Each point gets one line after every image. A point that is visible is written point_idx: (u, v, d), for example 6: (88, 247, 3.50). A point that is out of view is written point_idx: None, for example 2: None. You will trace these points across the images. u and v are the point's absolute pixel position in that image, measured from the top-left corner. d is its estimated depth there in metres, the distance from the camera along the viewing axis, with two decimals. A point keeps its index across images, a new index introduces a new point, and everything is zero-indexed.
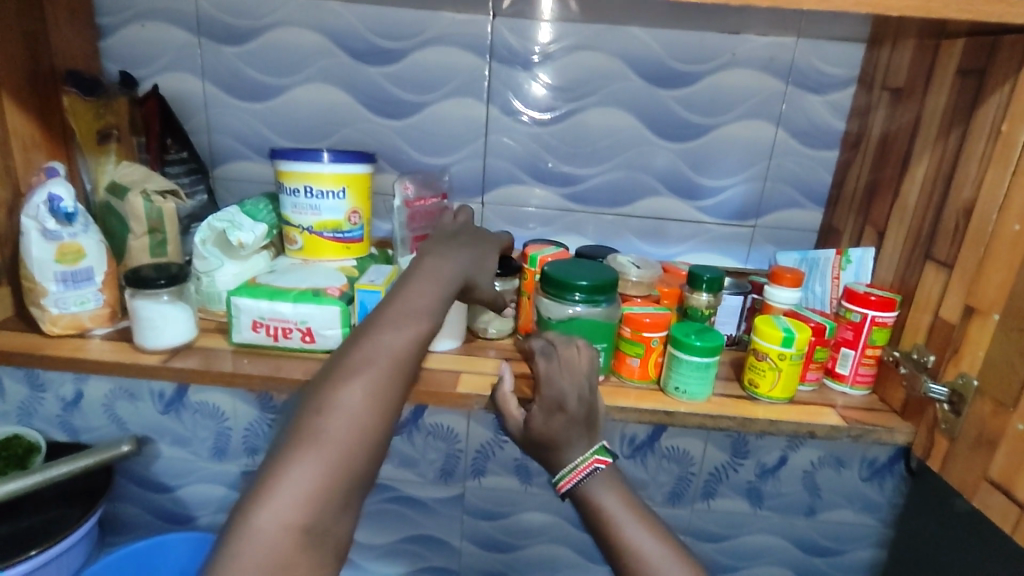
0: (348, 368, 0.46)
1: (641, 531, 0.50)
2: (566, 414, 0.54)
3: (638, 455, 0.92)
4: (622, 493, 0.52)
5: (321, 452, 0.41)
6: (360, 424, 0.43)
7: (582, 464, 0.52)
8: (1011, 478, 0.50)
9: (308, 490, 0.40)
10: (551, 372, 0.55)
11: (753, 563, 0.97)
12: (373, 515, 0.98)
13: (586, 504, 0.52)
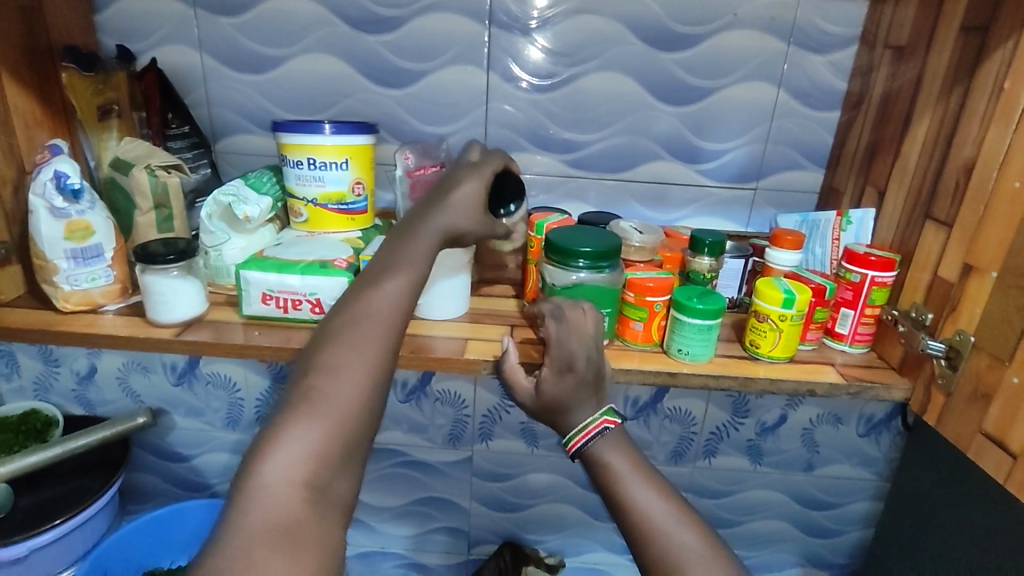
0: (337, 332, 0.46)
1: (646, 488, 0.51)
2: (576, 374, 0.55)
3: (641, 416, 0.94)
4: (629, 451, 0.53)
5: (316, 412, 0.42)
6: (352, 387, 0.44)
7: (592, 424, 0.54)
8: (1005, 430, 0.52)
9: (307, 449, 0.41)
10: (559, 334, 0.56)
11: (753, 517, 1.00)
12: (384, 479, 1.01)
13: (594, 465, 0.53)
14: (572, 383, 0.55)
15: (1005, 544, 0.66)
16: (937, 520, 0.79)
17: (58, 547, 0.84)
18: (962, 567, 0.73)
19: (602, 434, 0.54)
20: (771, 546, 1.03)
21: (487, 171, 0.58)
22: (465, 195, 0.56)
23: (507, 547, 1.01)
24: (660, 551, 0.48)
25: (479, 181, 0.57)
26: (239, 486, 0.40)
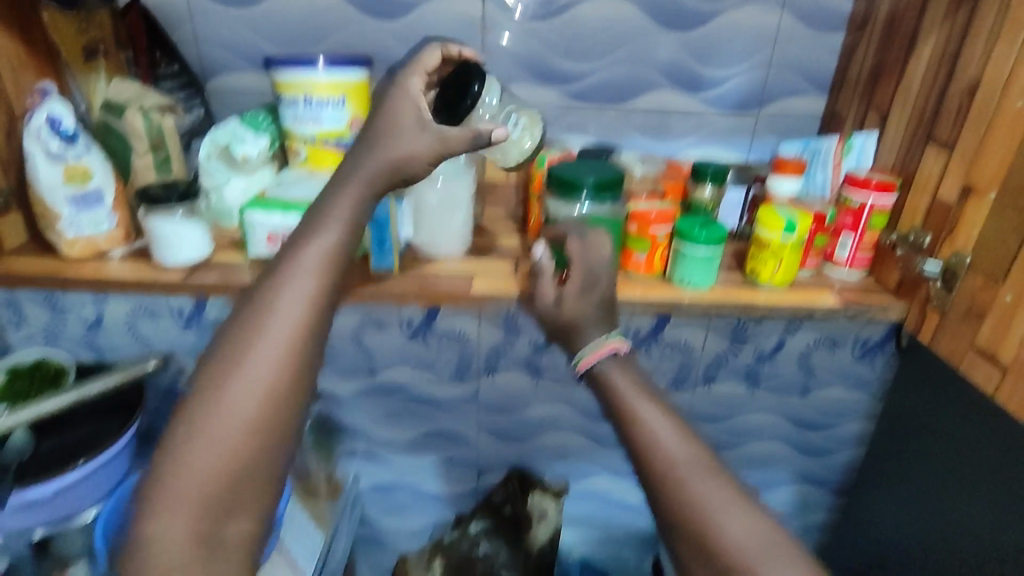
0: (267, 298, 0.44)
1: (650, 407, 0.51)
2: (592, 296, 0.58)
3: (642, 346, 0.96)
4: (633, 374, 0.53)
5: (240, 388, 0.42)
6: (277, 359, 0.43)
7: (602, 346, 0.55)
8: (996, 345, 0.54)
9: (233, 426, 0.41)
10: (582, 255, 0.58)
11: (750, 438, 1.05)
12: (394, 413, 1.05)
13: (607, 393, 0.53)
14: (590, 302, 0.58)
15: (994, 452, 0.70)
16: (925, 433, 0.83)
17: (83, 488, 0.87)
18: (951, 475, 0.77)
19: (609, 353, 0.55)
20: (768, 466, 1.07)
21: (416, 89, 0.55)
22: (406, 108, 0.54)
23: (514, 474, 1.07)
24: (655, 467, 0.48)
25: (409, 95, 0.54)
26: (161, 465, 0.41)
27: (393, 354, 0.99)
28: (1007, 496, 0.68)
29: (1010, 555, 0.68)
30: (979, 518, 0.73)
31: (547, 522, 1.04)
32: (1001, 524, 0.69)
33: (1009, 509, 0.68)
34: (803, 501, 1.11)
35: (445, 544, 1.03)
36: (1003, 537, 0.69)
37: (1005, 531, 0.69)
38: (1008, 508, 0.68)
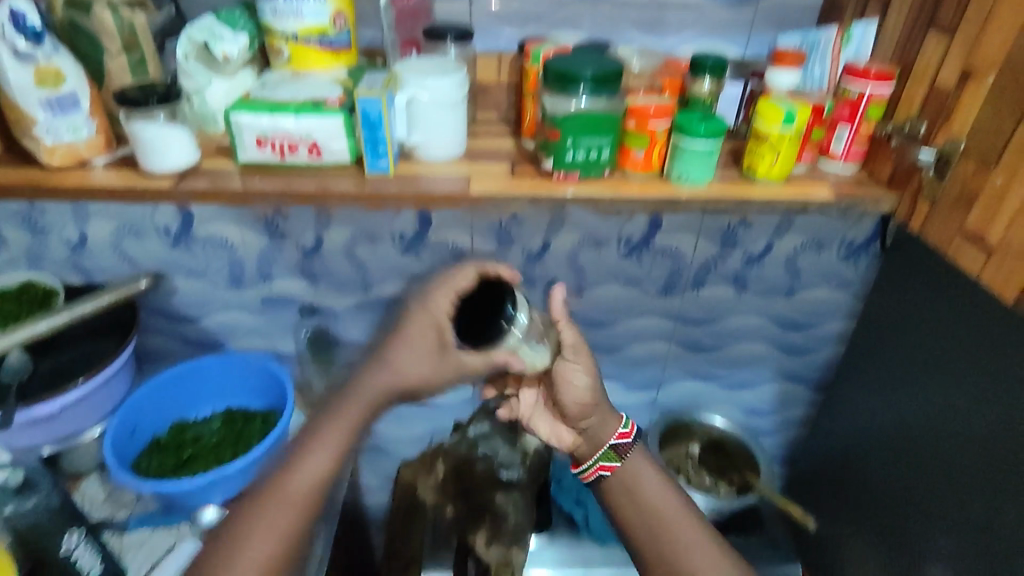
0: (331, 414, 0.73)
1: (655, 480, 0.79)
2: (593, 400, 0.81)
3: (634, 254, 0.98)
4: (650, 479, 0.79)
5: (281, 503, 0.67)
6: (315, 473, 0.69)
7: (592, 468, 0.79)
8: (982, 226, 0.56)
9: (270, 539, 0.66)
10: (571, 368, 0.80)
11: (736, 341, 1.08)
12: (390, 328, 1.06)
13: (632, 475, 0.79)
14: (576, 358, 0.80)
15: (983, 336, 0.73)
16: (909, 328, 0.87)
17: (86, 404, 0.88)
18: (935, 362, 0.81)
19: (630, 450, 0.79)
20: (751, 367, 1.12)
21: (456, 284, 0.78)
22: (421, 327, 0.79)
23: None
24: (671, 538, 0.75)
25: (434, 315, 0.77)
26: (215, 555, 0.65)
27: (387, 267, 0.99)
28: (987, 377, 0.73)
29: (976, 440, 0.74)
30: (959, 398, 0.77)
31: None
32: (984, 402, 0.73)
33: (989, 388, 0.72)
34: (783, 398, 1.16)
35: (444, 449, 1.06)
36: (979, 416, 0.74)
37: (985, 410, 0.73)
38: (991, 388, 0.72)
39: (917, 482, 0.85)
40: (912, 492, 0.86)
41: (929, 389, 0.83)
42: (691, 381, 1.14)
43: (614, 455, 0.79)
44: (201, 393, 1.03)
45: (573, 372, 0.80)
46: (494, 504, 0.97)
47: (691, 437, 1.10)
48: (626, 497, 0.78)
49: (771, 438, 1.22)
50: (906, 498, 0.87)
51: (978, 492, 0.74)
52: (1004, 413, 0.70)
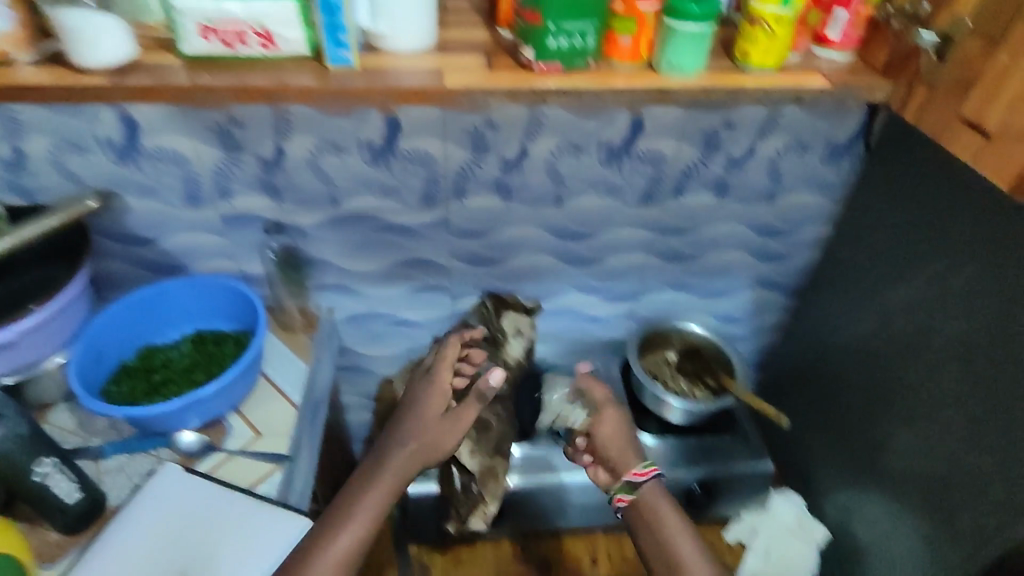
0: (362, 490, 0.79)
1: (669, 510, 0.78)
2: (629, 449, 0.85)
3: (614, 160, 0.94)
4: (669, 506, 0.79)
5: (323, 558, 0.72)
6: (348, 538, 0.73)
7: (649, 468, 0.81)
8: (982, 111, 0.63)
9: None
10: (610, 415, 0.88)
11: (715, 249, 1.08)
12: (362, 245, 1.02)
13: (647, 504, 0.79)
14: (613, 409, 0.89)
15: (983, 224, 0.73)
16: (899, 228, 0.86)
17: (46, 332, 0.84)
18: (925, 256, 0.82)
19: (642, 487, 0.80)
20: (729, 275, 1.12)
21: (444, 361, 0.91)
22: (432, 403, 0.87)
23: (489, 299, 1.07)
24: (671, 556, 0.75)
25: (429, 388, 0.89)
26: None
27: (355, 180, 0.94)
28: (982, 267, 0.74)
29: (962, 333, 0.77)
30: (951, 289, 0.78)
31: (523, 338, 1.07)
32: (980, 291, 0.74)
33: (989, 277, 0.73)
34: (759, 305, 1.18)
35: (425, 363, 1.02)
36: (970, 303, 0.76)
37: (978, 298, 0.75)
38: (990, 278, 0.73)
39: (897, 374, 0.87)
40: (891, 387, 0.88)
41: (919, 286, 0.83)
42: (669, 291, 1.14)
43: (629, 489, 0.80)
44: (168, 315, 0.98)
45: (607, 420, 0.87)
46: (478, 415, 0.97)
47: (667, 345, 1.12)
48: (646, 531, 0.77)
49: (746, 345, 1.25)
50: (885, 391, 0.90)
51: (970, 385, 0.75)
52: (999, 295, 0.72)
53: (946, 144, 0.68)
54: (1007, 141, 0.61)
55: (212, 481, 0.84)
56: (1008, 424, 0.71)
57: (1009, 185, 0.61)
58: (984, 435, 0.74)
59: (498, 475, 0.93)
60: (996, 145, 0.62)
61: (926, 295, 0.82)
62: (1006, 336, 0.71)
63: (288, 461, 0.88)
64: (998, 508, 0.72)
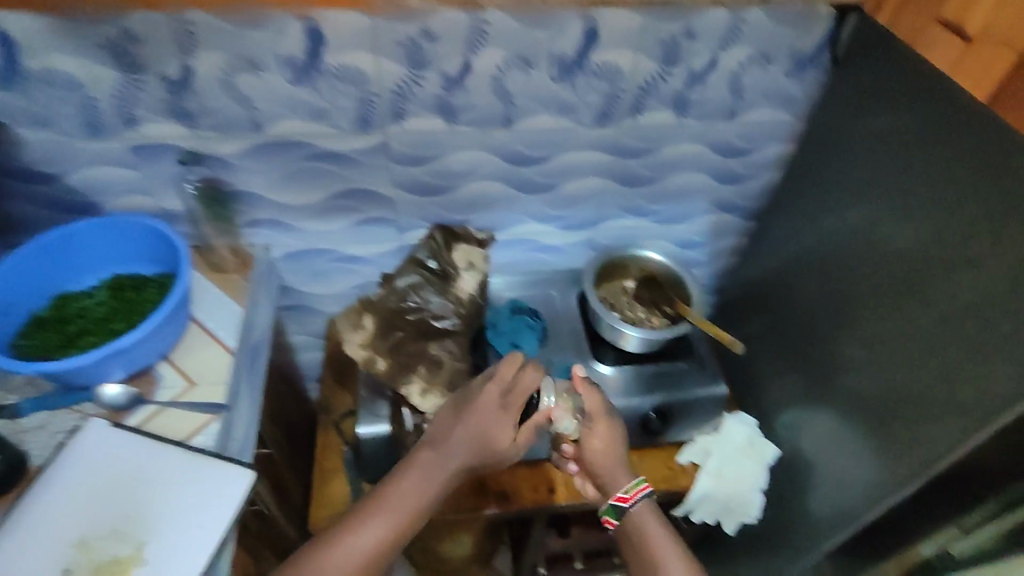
0: (405, 484, 0.77)
1: (654, 523, 0.84)
2: (619, 468, 0.87)
3: (567, 76, 0.86)
4: (656, 520, 0.84)
5: (346, 548, 0.72)
6: (375, 535, 0.73)
7: (637, 488, 0.85)
8: (964, 20, 0.66)
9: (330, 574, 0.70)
10: (607, 431, 0.88)
11: (674, 172, 1.02)
12: (294, 176, 0.93)
13: (636, 523, 0.84)
14: (608, 424, 0.88)
15: (953, 130, 0.69)
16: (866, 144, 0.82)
17: None
18: (900, 166, 0.77)
19: (627, 511, 0.85)
20: (688, 199, 1.08)
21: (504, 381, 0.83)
22: (484, 413, 0.81)
23: (437, 230, 1.02)
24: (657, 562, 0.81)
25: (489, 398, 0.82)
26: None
27: (278, 102, 0.84)
28: (950, 175, 0.70)
29: (924, 244, 0.74)
30: (924, 198, 0.74)
31: (477, 270, 1.01)
32: (958, 201, 0.70)
33: (961, 182, 0.69)
34: (717, 229, 1.15)
35: (373, 300, 0.96)
36: (934, 214, 0.72)
37: (943, 209, 0.71)
38: (958, 185, 0.69)
39: (858, 289, 0.85)
40: (850, 304, 0.87)
41: (885, 199, 0.80)
42: (627, 217, 1.09)
43: (614, 513, 0.86)
44: (81, 261, 0.89)
45: (599, 435, 0.87)
46: (427, 352, 0.94)
47: (626, 275, 1.09)
48: (633, 548, 0.83)
49: (703, 269, 1.23)
50: (844, 307, 0.88)
51: (926, 296, 0.74)
52: (966, 204, 0.69)
53: (918, 49, 0.72)
54: (985, 51, 0.64)
55: (144, 437, 0.78)
56: (961, 336, 0.69)
57: (987, 97, 0.64)
58: (939, 344, 0.72)
59: None
60: (974, 55, 0.65)
61: (899, 204, 0.77)
62: (969, 242, 0.68)
63: (227, 411, 0.83)
64: (944, 422, 0.71)
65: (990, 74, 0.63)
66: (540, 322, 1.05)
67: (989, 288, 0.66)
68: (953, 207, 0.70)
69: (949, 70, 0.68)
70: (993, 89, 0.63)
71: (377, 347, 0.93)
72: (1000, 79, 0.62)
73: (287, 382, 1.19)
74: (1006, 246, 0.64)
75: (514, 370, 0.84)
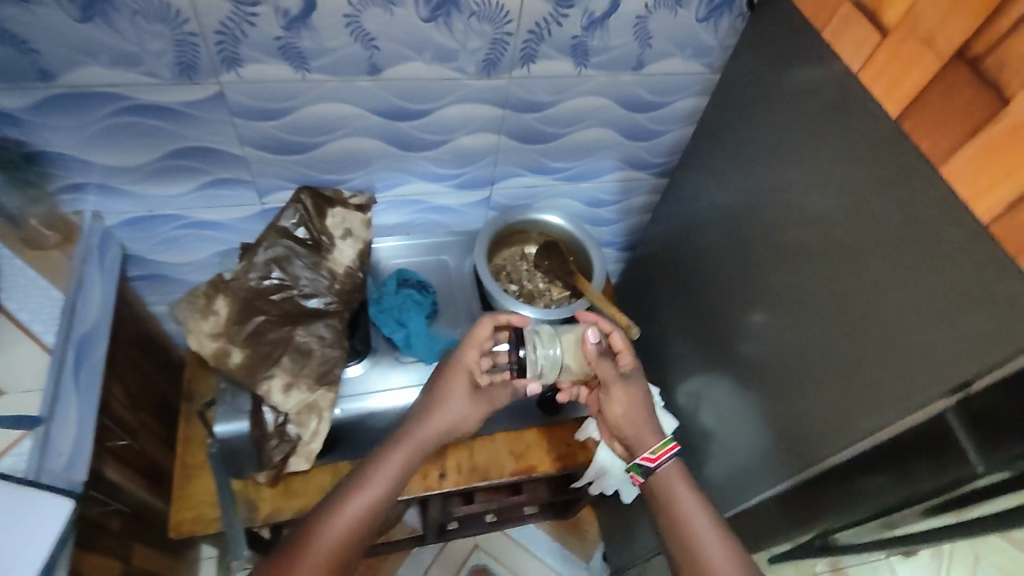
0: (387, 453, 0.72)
1: (683, 485, 0.74)
2: (646, 428, 0.79)
3: (439, 18, 0.71)
4: (683, 481, 0.75)
5: (342, 515, 0.67)
6: (365, 501, 0.68)
7: (663, 450, 0.75)
8: (884, 8, 0.61)
9: (326, 550, 0.64)
10: (624, 395, 0.80)
11: (575, 128, 0.91)
12: (113, 133, 0.76)
13: (662, 486, 0.75)
14: (624, 386, 0.80)
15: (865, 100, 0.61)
16: (778, 110, 0.73)
17: None
18: (809, 136, 0.68)
19: (653, 474, 0.75)
20: (594, 156, 0.97)
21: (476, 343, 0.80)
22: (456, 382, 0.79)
23: (305, 193, 0.87)
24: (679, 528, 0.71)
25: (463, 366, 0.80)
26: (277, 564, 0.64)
27: (65, 45, 0.65)
28: (855, 150, 0.62)
29: (819, 217, 0.67)
30: (839, 175, 0.64)
31: (356, 240, 0.89)
32: (852, 175, 0.62)
33: (859, 155, 0.62)
34: (625, 186, 1.05)
35: (226, 279, 0.82)
36: (829, 187, 0.65)
37: (838, 186, 0.64)
38: (858, 156, 0.62)
39: (762, 267, 0.77)
40: (747, 272, 0.80)
41: (786, 165, 0.72)
42: (525, 175, 0.98)
43: (640, 471, 0.77)
44: None
45: (617, 401, 0.80)
46: (292, 339, 0.83)
47: (526, 240, 1.01)
48: (659, 514, 0.74)
49: (612, 227, 1.14)
50: (741, 276, 0.82)
51: (818, 274, 0.67)
52: (860, 183, 0.61)
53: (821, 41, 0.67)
54: (901, 52, 0.58)
55: None
56: (849, 321, 0.64)
57: (894, 109, 0.58)
58: (829, 327, 0.66)
59: (320, 412, 0.82)
60: (889, 51, 0.59)
61: (805, 170, 0.69)
62: (861, 219, 0.61)
63: (43, 424, 0.70)
64: (840, 414, 0.66)
65: (903, 82, 0.58)
66: (429, 296, 0.95)
67: (886, 281, 0.59)
68: (868, 190, 0.60)
69: (858, 65, 0.63)
70: (903, 99, 0.58)
71: (232, 335, 0.81)
72: (912, 87, 0.57)
73: (149, 359, 1.06)
74: (893, 229, 0.58)
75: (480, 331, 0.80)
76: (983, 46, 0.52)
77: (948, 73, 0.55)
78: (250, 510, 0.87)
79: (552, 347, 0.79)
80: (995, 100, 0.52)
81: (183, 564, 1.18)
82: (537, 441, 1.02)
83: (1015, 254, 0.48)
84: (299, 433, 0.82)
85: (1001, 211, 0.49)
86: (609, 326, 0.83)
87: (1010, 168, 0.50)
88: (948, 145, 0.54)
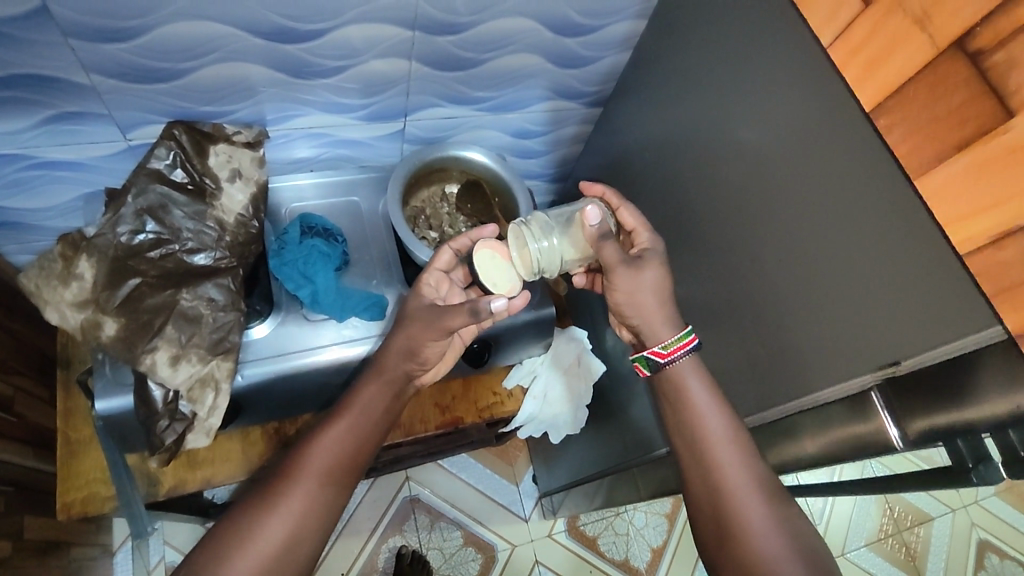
0: (360, 386, 0.73)
1: (697, 382, 0.67)
2: (658, 316, 0.69)
3: None
4: (701, 376, 0.67)
5: (333, 443, 0.68)
6: (351, 427, 0.70)
7: (677, 347, 0.68)
8: None
9: (322, 476, 0.66)
10: (632, 275, 0.69)
11: (497, 52, 0.79)
12: None
13: (674, 381, 0.68)
14: (632, 267, 0.69)
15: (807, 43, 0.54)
16: (715, 42, 0.65)
17: None
18: (751, 78, 0.61)
19: (664, 368, 0.69)
20: (520, 84, 0.87)
21: (450, 253, 0.80)
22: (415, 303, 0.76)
23: (179, 128, 0.75)
24: (693, 425, 0.65)
25: (435, 270, 0.79)
26: (271, 496, 0.64)
27: None
28: (794, 99, 0.56)
29: (756, 169, 0.61)
30: (778, 124, 0.57)
31: (247, 182, 0.77)
32: (789, 127, 0.56)
33: (797, 107, 0.55)
34: (556, 117, 0.96)
35: (88, 236, 0.71)
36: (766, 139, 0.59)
37: (775, 141, 0.58)
38: (799, 106, 0.55)
39: (693, 216, 0.72)
40: (679, 220, 0.75)
41: (724, 107, 0.65)
42: (443, 106, 0.87)
43: (647, 365, 0.70)
44: None
45: (619, 285, 0.70)
46: (176, 304, 0.73)
47: (447, 178, 0.92)
48: (670, 409, 0.68)
49: (542, 158, 1.06)
50: (673, 223, 0.76)
51: (750, 230, 0.62)
52: (797, 139, 0.55)
53: None
54: (886, 26, 0.48)
55: None
56: (777, 284, 0.60)
57: (869, 102, 0.49)
58: (760, 289, 0.62)
59: (217, 384, 0.74)
60: (873, 25, 0.48)
61: (741, 118, 0.62)
62: (797, 177, 0.56)
63: None
64: (763, 379, 0.63)
65: (882, 68, 0.48)
66: (337, 246, 0.84)
67: (819, 246, 0.54)
68: (807, 151, 0.54)
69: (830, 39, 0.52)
70: (882, 91, 0.48)
71: (102, 303, 0.71)
72: (894, 77, 0.47)
73: (16, 317, 0.93)
74: (834, 191, 0.52)
75: (464, 243, 0.81)
76: (989, 40, 0.41)
77: (941, 62, 0.44)
78: (151, 486, 0.82)
79: (540, 240, 0.76)
80: (996, 108, 0.41)
81: (92, 523, 1.12)
82: (462, 393, 0.98)
83: (991, 294, 0.43)
84: (194, 409, 0.73)
85: (985, 243, 0.42)
86: (617, 201, 0.77)
87: (1016, 189, 0.41)
88: (928, 157, 0.45)
